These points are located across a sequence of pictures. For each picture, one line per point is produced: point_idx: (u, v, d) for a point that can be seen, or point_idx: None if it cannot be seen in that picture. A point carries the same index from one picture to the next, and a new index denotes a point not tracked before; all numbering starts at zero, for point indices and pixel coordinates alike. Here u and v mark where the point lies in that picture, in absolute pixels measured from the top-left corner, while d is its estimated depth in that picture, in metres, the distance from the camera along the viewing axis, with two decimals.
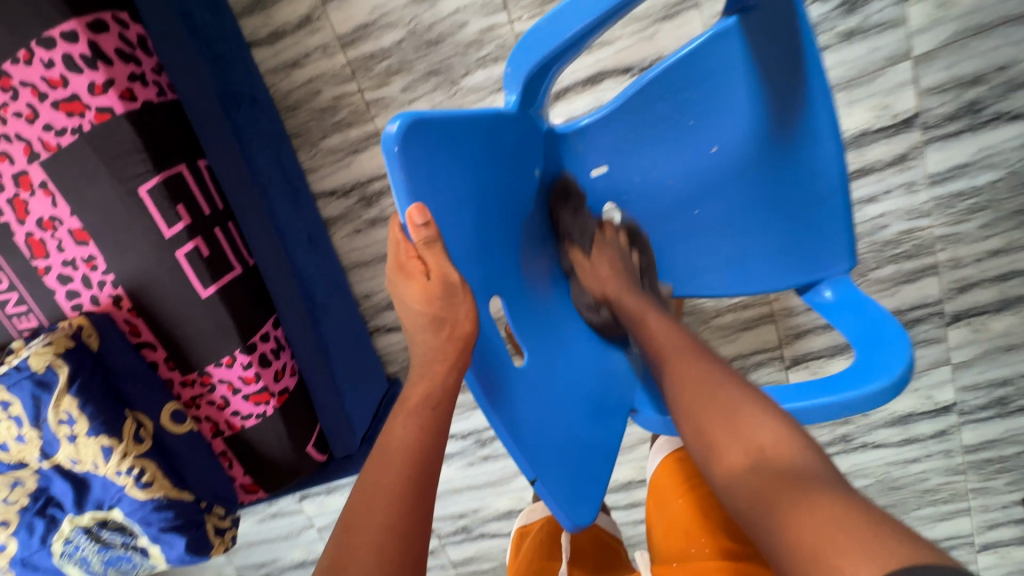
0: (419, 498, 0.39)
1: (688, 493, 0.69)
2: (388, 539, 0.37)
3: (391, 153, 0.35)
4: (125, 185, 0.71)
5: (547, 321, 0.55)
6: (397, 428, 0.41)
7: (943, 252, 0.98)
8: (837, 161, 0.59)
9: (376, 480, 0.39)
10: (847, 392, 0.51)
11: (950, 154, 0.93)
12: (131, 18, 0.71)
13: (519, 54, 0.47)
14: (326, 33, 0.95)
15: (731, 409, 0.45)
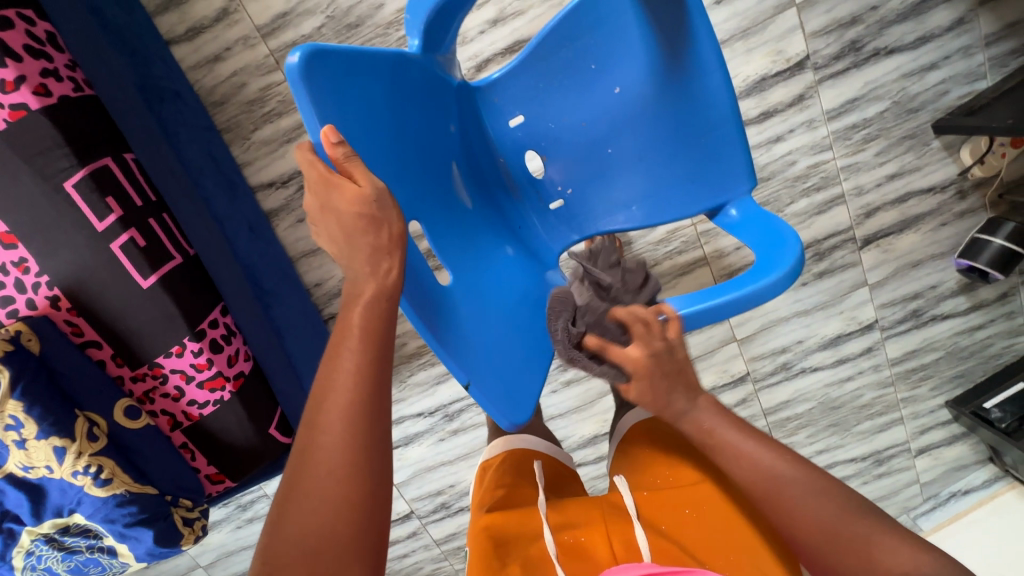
0: (375, 374, 0.45)
1: (655, 443, 0.75)
2: (353, 410, 0.43)
3: (296, 82, 0.40)
4: (49, 182, 0.70)
5: (473, 252, 0.62)
6: (350, 318, 0.46)
7: (847, 182, 1.08)
8: (725, 90, 0.63)
9: (337, 363, 0.45)
10: (747, 287, 0.56)
11: (841, 90, 1.02)
12: (38, 15, 0.70)
13: (415, 2, 0.52)
14: (245, 25, 0.97)
15: (865, 547, 0.49)
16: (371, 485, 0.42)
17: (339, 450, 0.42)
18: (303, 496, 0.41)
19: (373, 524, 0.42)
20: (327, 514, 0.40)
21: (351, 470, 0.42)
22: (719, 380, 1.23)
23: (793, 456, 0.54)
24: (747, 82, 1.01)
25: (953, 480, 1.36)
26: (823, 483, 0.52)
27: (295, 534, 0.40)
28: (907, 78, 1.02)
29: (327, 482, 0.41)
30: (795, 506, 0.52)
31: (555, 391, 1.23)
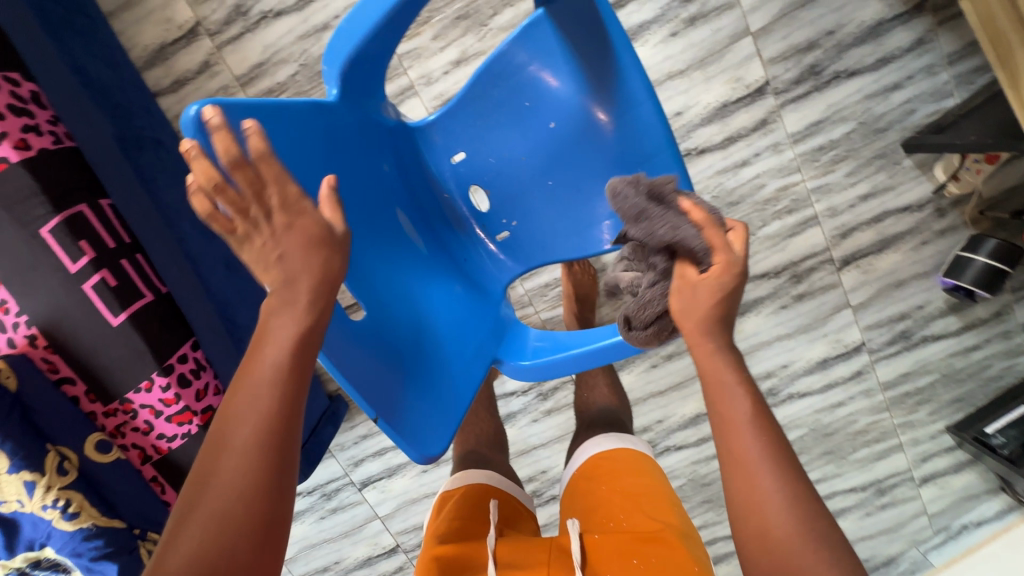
0: (291, 411, 0.45)
1: (617, 481, 0.73)
2: (260, 445, 0.43)
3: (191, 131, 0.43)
4: (27, 228, 0.75)
5: (408, 284, 0.62)
6: (266, 350, 0.46)
7: (819, 203, 1.07)
8: (657, 119, 0.64)
9: (249, 391, 0.45)
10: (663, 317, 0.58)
11: (804, 113, 1.02)
12: (23, 77, 0.76)
13: (331, 53, 0.54)
14: (225, 76, 1.03)
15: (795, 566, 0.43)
16: (269, 522, 0.42)
17: (240, 485, 0.42)
18: (193, 527, 0.40)
19: (272, 543, 0.42)
20: (217, 550, 0.40)
21: (250, 506, 0.42)
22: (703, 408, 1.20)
23: (804, 487, 0.46)
24: (708, 109, 1.02)
25: (964, 511, 1.29)
26: (820, 531, 0.44)
27: (178, 567, 0.39)
28: (871, 98, 1.02)
29: (235, 487, 0.42)
30: (774, 523, 0.44)
31: (536, 421, 1.22)
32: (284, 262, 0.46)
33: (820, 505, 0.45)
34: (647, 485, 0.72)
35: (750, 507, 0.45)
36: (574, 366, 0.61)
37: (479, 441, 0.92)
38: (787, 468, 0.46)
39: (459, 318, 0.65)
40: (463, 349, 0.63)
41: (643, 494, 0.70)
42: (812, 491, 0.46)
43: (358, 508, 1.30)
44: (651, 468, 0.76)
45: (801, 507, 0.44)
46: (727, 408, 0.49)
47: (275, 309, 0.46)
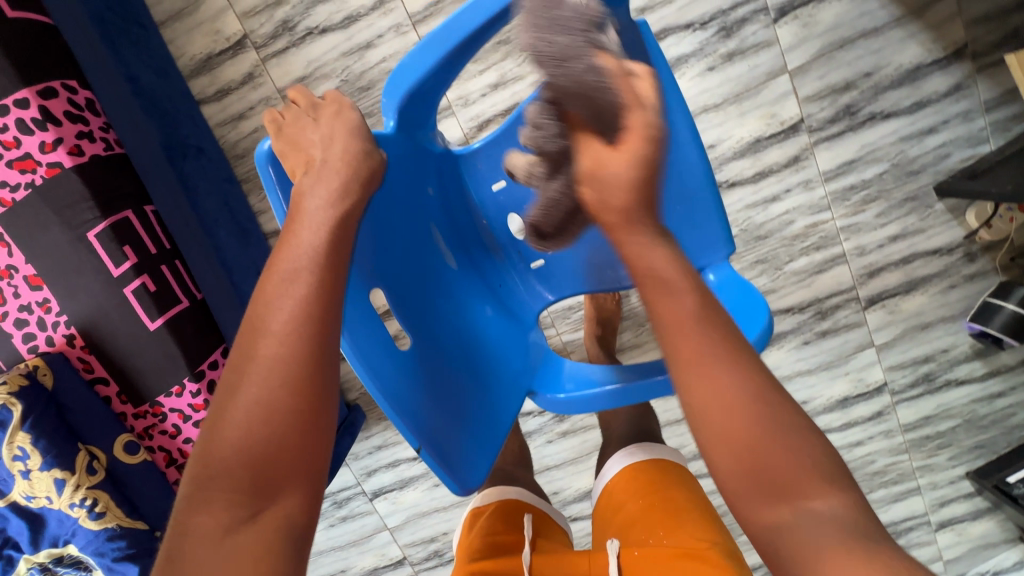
0: (330, 287, 0.40)
1: (655, 495, 0.72)
2: (298, 320, 0.38)
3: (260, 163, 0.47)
4: (75, 231, 0.77)
5: (448, 311, 0.63)
6: (302, 230, 0.42)
7: (847, 242, 1.07)
8: (699, 159, 0.68)
9: (285, 269, 0.40)
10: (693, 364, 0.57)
11: (837, 152, 1.03)
12: (80, 84, 0.79)
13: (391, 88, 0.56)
14: (267, 87, 1.05)
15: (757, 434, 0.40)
16: (319, 403, 0.38)
17: (282, 363, 0.37)
18: (237, 407, 0.36)
19: (316, 415, 0.37)
20: (266, 431, 0.36)
21: (297, 385, 0.37)
22: None
23: (751, 364, 0.43)
24: (741, 143, 1.03)
25: (981, 559, 1.27)
26: (778, 404, 0.41)
27: (229, 449, 0.36)
28: (906, 141, 1.02)
29: (277, 348, 0.38)
30: (735, 412, 0.40)
31: (551, 441, 1.22)
32: (331, 143, 0.46)
33: (768, 377, 0.43)
34: (686, 503, 0.71)
35: (707, 407, 0.41)
36: (609, 402, 0.61)
37: (505, 458, 0.93)
38: (727, 349, 0.43)
39: (496, 345, 0.66)
40: (500, 377, 0.63)
41: (682, 511, 0.69)
42: (760, 368, 0.43)
43: (369, 517, 1.31)
44: (688, 482, 0.75)
45: (754, 386, 0.41)
46: (661, 309, 0.44)
47: (308, 189, 0.44)
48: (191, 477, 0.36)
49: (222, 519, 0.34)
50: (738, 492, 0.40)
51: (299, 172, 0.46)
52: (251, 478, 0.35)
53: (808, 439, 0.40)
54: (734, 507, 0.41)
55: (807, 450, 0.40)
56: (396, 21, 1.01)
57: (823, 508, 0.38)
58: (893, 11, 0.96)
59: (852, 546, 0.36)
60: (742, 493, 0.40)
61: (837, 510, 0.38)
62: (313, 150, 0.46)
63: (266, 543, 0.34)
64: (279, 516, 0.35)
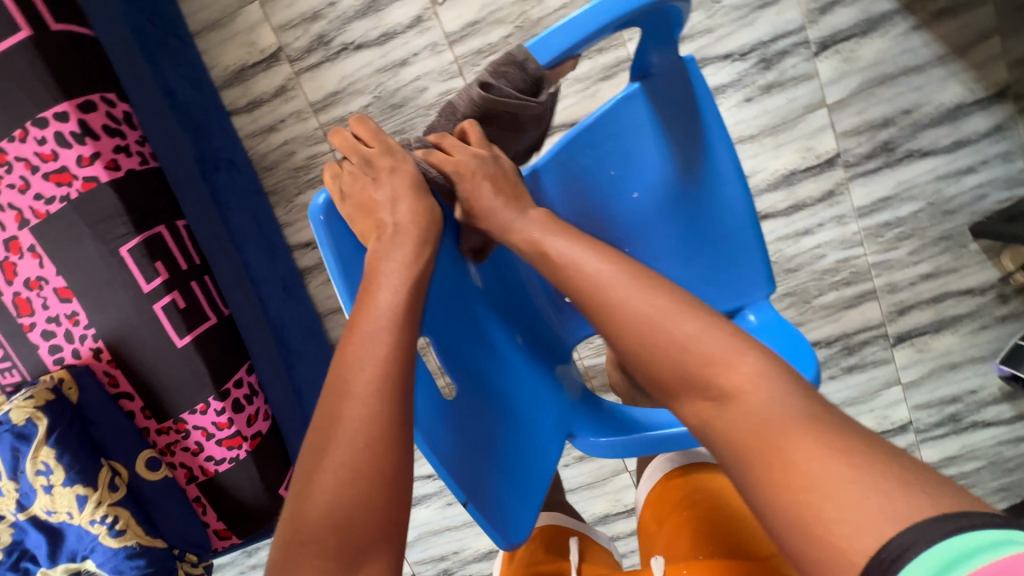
0: (407, 357, 0.42)
1: (692, 508, 0.64)
2: (380, 390, 0.40)
3: (317, 219, 0.47)
4: (108, 246, 0.77)
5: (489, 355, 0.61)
6: (377, 298, 0.44)
7: (879, 278, 1.06)
8: (742, 199, 0.67)
9: (367, 336, 0.42)
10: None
11: (873, 188, 1.02)
12: (119, 97, 0.79)
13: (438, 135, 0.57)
14: (299, 101, 1.05)
15: (676, 340, 0.41)
16: (402, 469, 0.40)
17: (366, 432, 0.39)
18: (325, 476, 0.38)
19: (396, 475, 0.39)
20: (352, 501, 0.37)
21: (381, 454, 0.39)
22: None
23: (643, 271, 0.45)
24: (775, 175, 1.02)
25: None
26: (678, 298, 0.43)
27: (319, 517, 0.37)
28: (943, 180, 1.00)
29: (361, 412, 0.39)
30: (632, 315, 0.43)
31: (568, 465, 1.20)
32: (397, 203, 0.48)
33: (662, 280, 0.45)
34: (729, 512, 0.62)
35: (609, 319, 0.44)
36: (653, 448, 0.60)
37: None
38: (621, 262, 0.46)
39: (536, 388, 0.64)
40: (540, 424, 0.62)
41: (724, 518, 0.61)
42: (651, 274, 0.45)
43: None
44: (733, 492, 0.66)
45: (648, 286, 0.44)
46: (553, 247, 0.49)
47: (382, 252, 0.46)
48: (284, 538, 0.37)
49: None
50: (668, 390, 0.41)
51: (371, 237, 0.47)
52: (340, 548, 0.36)
53: (711, 320, 0.41)
54: (673, 407, 0.42)
55: (711, 329, 0.41)
56: (432, 40, 1.00)
57: (739, 386, 0.37)
58: (936, 50, 0.95)
59: (773, 411, 0.35)
60: (672, 392, 0.41)
61: (753, 378, 0.37)
62: (381, 214, 0.48)
63: None
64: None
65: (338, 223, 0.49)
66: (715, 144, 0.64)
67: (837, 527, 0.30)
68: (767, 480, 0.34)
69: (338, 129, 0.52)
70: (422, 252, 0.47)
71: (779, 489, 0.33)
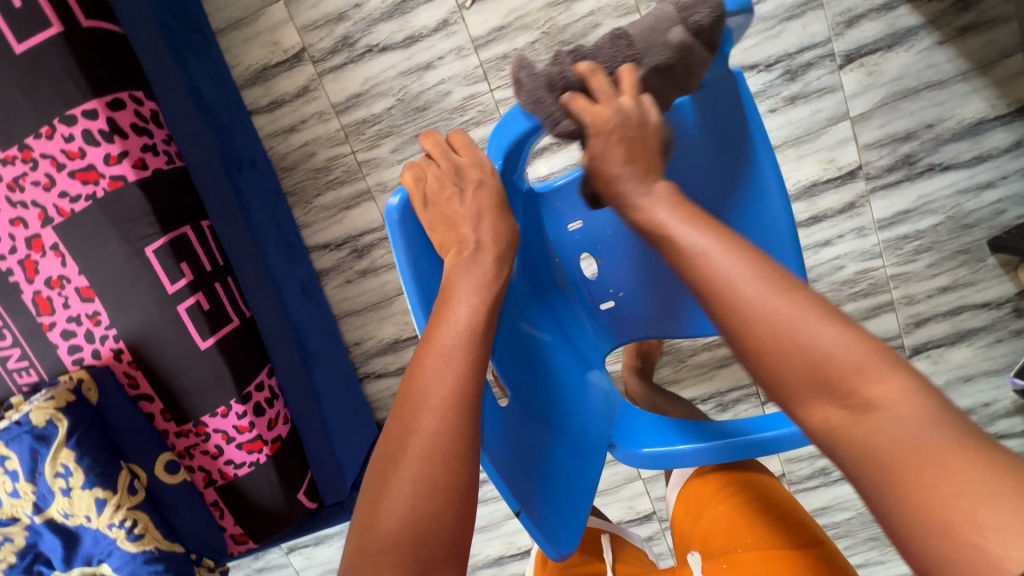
0: (481, 373, 0.42)
1: (725, 498, 0.63)
2: (457, 404, 0.39)
3: (392, 219, 0.48)
4: (133, 246, 0.76)
5: (529, 360, 0.62)
6: (455, 309, 0.43)
7: (897, 290, 1.06)
8: (785, 216, 0.63)
9: (442, 347, 0.42)
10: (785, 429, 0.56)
11: (893, 201, 1.02)
12: (146, 96, 0.78)
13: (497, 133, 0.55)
14: (322, 102, 1.04)
15: (811, 344, 0.36)
16: (472, 488, 0.39)
17: (442, 446, 0.38)
18: (401, 488, 0.37)
19: (468, 492, 0.38)
20: (426, 516, 0.36)
21: (455, 470, 0.38)
22: None
23: (768, 263, 0.40)
24: (796, 186, 1.03)
25: None
26: (813, 303, 0.38)
27: (393, 529, 0.36)
28: (963, 194, 1.01)
29: (437, 424, 0.39)
30: (763, 313, 0.38)
31: None
32: (480, 221, 0.48)
33: (792, 275, 0.40)
34: (760, 495, 0.62)
35: (739, 317, 0.39)
36: (698, 460, 0.59)
37: None
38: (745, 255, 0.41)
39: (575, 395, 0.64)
40: (584, 433, 0.61)
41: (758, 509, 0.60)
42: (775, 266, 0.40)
43: None
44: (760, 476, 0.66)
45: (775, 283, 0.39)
46: (680, 232, 0.44)
47: (461, 269, 0.46)
48: (352, 547, 0.36)
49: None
50: (789, 393, 0.37)
51: (452, 251, 0.47)
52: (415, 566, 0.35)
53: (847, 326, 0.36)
54: (791, 413, 0.38)
55: (852, 337, 0.36)
56: (457, 43, 1.00)
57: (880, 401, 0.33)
58: (960, 65, 0.96)
59: (925, 435, 0.31)
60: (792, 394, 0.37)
61: (901, 393, 0.33)
62: (463, 227, 0.48)
63: None
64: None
65: (410, 221, 0.49)
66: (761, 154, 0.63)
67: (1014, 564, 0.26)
68: (914, 493, 0.30)
69: (431, 133, 0.54)
70: (499, 271, 0.47)
71: (942, 515, 0.29)
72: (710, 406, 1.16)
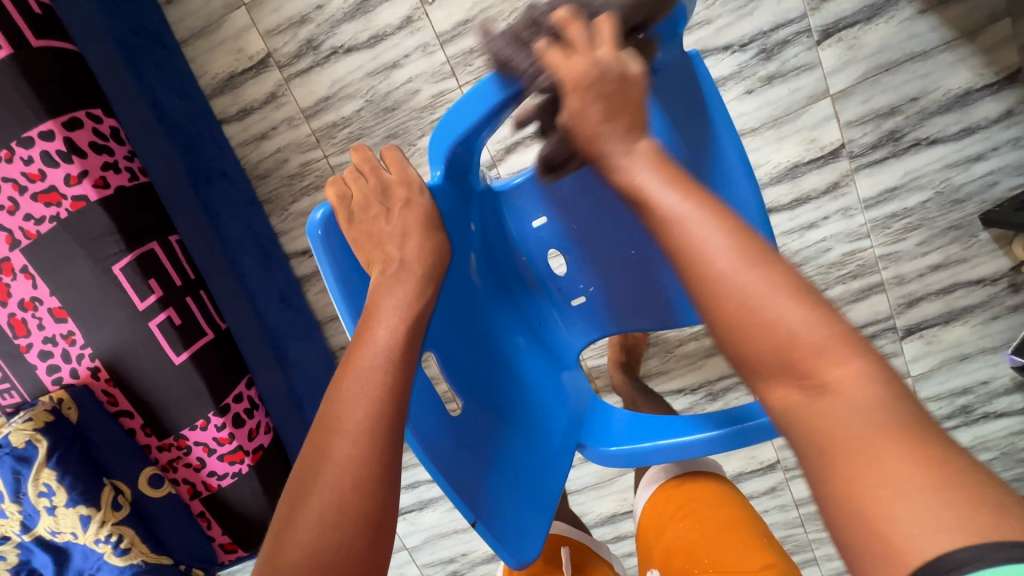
0: (400, 395, 0.43)
1: (688, 513, 0.63)
2: (371, 429, 0.41)
3: (315, 233, 0.48)
4: (100, 265, 0.76)
5: (494, 367, 0.60)
6: (375, 331, 0.44)
7: (887, 270, 1.04)
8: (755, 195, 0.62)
9: (359, 372, 0.43)
10: (752, 421, 0.55)
11: (879, 179, 0.99)
12: (105, 113, 0.77)
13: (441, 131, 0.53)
14: (291, 107, 1.03)
15: (781, 322, 0.35)
16: (386, 510, 0.40)
17: (352, 474, 0.40)
18: (309, 514, 0.38)
19: (379, 519, 0.40)
20: (334, 545, 0.38)
21: (365, 498, 0.39)
22: (746, 467, 1.17)
23: (751, 241, 0.38)
24: (779, 169, 1.00)
25: None
26: (788, 281, 0.36)
27: (299, 558, 0.37)
28: (952, 168, 0.98)
29: (347, 453, 0.40)
30: (738, 292, 0.36)
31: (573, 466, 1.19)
32: (406, 239, 0.48)
33: (775, 256, 0.38)
34: (724, 514, 0.62)
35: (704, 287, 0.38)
36: (666, 457, 0.58)
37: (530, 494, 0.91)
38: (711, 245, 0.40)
39: (543, 398, 0.63)
40: (549, 435, 0.60)
41: (722, 527, 0.60)
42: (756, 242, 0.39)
43: None
44: (731, 492, 0.65)
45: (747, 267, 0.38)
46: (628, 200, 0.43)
47: (384, 287, 0.47)
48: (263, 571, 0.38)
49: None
50: (753, 369, 0.37)
51: (377, 268, 0.48)
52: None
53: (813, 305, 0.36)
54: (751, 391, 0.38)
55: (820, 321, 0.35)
56: (423, 40, 0.98)
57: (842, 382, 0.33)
58: (944, 34, 0.91)
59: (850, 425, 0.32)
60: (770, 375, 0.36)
61: (856, 377, 0.33)
62: (388, 249, 0.48)
63: None
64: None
65: (336, 244, 0.49)
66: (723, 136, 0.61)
67: (904, 527, 0.28)
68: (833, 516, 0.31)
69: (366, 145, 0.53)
70: (425, 289, 0.48)
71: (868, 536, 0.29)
72: (699, 395, 1.14)
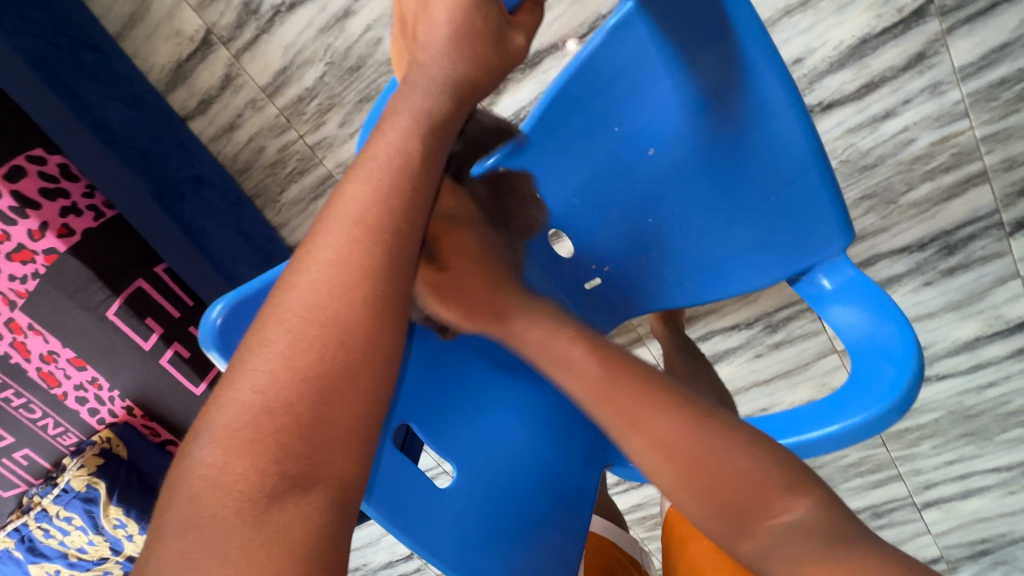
0: (414, 208, 0.33)
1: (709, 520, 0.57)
2: (356, 261, 0.30)
3: (210, 329, 0.36)
4: (95, 312, 0.79)
5: (495, 405, 0.49)
6: (348, 184, 0.32)
7: (990, 155, 0.79)
8: (799, 130, 0.49)
9: (341, 205, 0.32)
10: (826, 429, 0.45)
11: (981, 38, 0.73)
12: (47, 150, 0.77)
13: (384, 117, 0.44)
14: (250, 87, 0.91)
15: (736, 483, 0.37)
16: (377, 365, 0.30)
17: (343, 297, 0.29)
18: (273, 344, 0.28)
19: (380, 352, 0.30)
20: (329, 371, 0.28)
21: (374, 317, 0.30)
22: (816, 395, 1.07)
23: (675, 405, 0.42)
24: (839, 48, 0.78)
25: None
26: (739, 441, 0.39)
27: (258, 397, 0.26)
28: None
29: (326, 279, 0.30)
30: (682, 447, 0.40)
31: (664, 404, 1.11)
32: None
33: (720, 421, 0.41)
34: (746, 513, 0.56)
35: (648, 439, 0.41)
36: None
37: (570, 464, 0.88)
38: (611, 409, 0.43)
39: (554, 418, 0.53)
40: (566, 459, 0.53)
41: None
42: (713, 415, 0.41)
43: None
44: None
45: None
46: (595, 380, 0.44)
47: None
48: (215, 428, 0.26)
49: (247, 481, 0.25)
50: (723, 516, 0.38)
51: None
52: (292, 436, 0.26)
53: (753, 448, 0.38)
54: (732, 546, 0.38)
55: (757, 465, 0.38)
56: None
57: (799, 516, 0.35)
58: None
59: None
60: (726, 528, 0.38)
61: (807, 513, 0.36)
62: None
63: (320, 514, 0.26)
64: (320, 501, 0.26)
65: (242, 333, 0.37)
66: (755, 61, 0.45)
67: None
68: None
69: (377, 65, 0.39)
70: None
71: None
72: (756, 329, 1.02)
